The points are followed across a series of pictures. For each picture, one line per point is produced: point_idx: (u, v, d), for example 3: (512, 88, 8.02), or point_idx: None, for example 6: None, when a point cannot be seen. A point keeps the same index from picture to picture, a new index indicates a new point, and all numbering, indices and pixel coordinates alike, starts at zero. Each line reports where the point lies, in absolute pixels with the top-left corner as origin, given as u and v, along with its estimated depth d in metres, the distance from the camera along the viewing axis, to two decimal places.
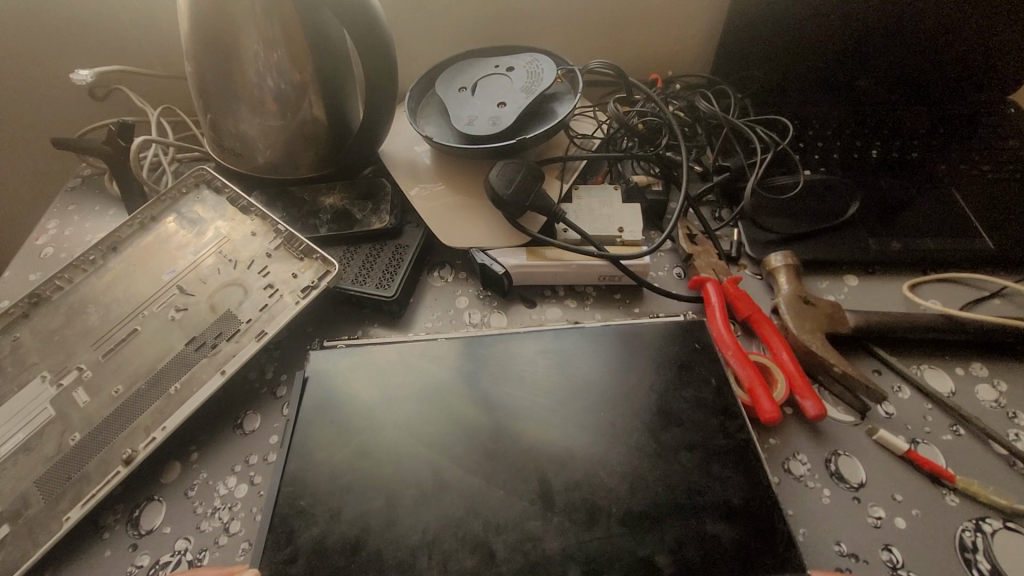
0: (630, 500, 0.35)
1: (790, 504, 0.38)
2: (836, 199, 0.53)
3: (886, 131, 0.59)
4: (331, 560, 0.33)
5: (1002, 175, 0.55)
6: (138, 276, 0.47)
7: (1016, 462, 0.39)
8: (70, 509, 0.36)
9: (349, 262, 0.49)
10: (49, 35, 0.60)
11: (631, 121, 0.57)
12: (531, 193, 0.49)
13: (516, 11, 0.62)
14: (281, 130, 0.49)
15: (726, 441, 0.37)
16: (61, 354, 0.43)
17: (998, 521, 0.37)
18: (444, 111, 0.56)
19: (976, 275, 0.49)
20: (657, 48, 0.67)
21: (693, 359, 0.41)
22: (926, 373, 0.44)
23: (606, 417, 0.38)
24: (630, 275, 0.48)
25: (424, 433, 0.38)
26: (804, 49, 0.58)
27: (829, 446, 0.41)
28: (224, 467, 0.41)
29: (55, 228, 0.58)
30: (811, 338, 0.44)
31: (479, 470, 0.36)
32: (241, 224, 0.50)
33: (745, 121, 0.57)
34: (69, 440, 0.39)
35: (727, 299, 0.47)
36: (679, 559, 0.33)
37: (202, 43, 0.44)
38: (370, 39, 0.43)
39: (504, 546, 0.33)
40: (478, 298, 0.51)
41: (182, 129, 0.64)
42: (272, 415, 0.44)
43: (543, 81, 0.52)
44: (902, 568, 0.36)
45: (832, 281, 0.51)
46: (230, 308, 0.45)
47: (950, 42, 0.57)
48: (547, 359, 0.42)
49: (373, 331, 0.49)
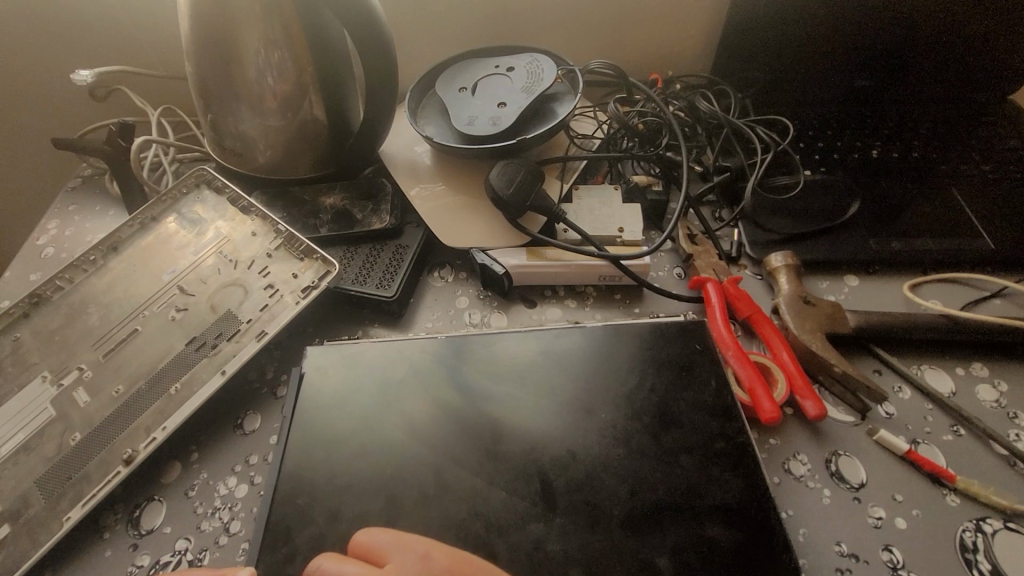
0: (632, 502, 0.35)
1: (790, 505, 0.38)
2: (837, 198, 0.53)
3: (885, 132, 0.59)
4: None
5: (1002, 175, 0.55)
6: (138, 276, 0.47)
7: (1016, 462, 0.39)
8: (71, 509, 0.36)
9: (349, 262, 0.49)
10: (49, 35, 0.60)
11: (631, 121, 0.57)
12: (531, 193, 0.49)
13: (516, 11, 0.62)
14: (281, 130, 0.49)
15: (726, 444, 0.37)
16: (61, 355, 0.43)
17: (999, 521, 0.37)
18: (444, 112, 0.56)
19: (976, 275, 0.49)
20: (658, 47, 0.67)
21: (694, 360, 0.41)
22: (926, 373, 0.44)
23: (606, 417, 0.38)
24: (630, 275, 0.48)
25: (426, 436, 0.38)
26: (806, 48, 0.58)
27: (830, 446, 0.41)
28: (224, 467, 0.41)
29: (55, 228, 0.58)
30: (811, 338, 0.44)
31: (480, 471, 0.36)
32: (241, 224, 0.50)
33: (745, 121, 0.57)
34: (69, 440, 0.39)
35: (727, 300, 0.47)
36: (681, 562, 0.33)
37: (201, 42, 0.44)
38: (370, 38, 0.43)
39: (505, 547, 0.33)
40: (478, 298, 0.51)
41: (182, 129, 0.64)
42: (272, 415, 0.44)
43: (543, 81, 0.52)
44: (902, 568, 0.36)
45: (833, 280, 0.51)
46: (229, 308, 0.45)
47: (952, 41, 0.57)
48: (548, 361, 0.42)
49: (373, 331, 0.49)
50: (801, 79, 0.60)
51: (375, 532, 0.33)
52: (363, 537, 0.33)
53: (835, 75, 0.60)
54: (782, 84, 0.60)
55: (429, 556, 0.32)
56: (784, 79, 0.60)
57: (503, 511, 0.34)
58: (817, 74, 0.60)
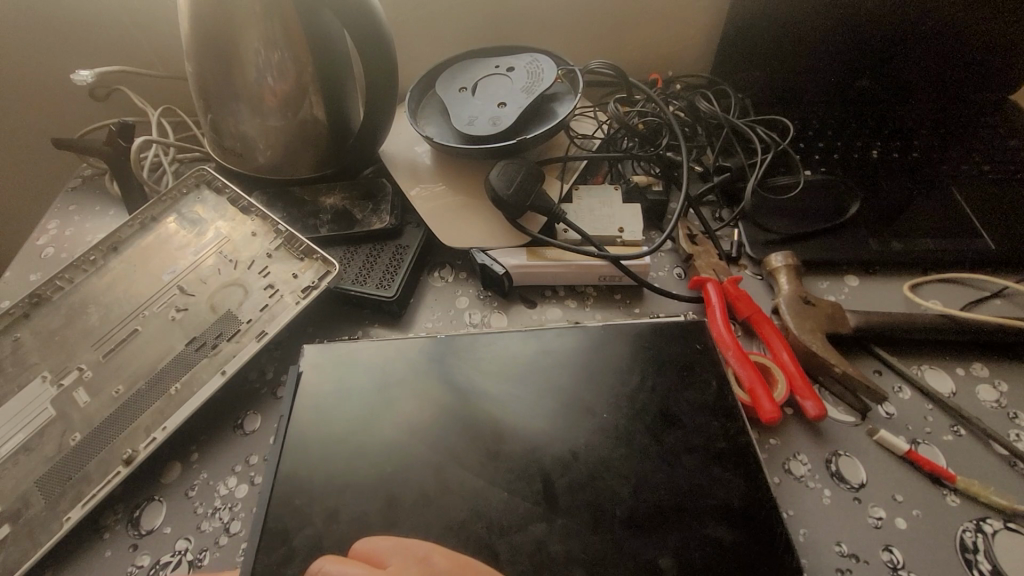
0: (632, 502, 0.35)
1: (790, 505, 0.38)
2: (837, 198, 0.53)
3: (885, 132, 0.59)
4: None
5: (1003, 175, 0.55)
6: (138, 276, 0.47)
7: (1016, 462, 0.39)
8: (71, 509, 0.36)
9: (349, 262, 0.49)
10: (49, 35, 0.60)
11: (631, 121, 0.57)
12: (531, 193, 0.49)
13: (516, 11, 0.62)
14: (281, 130, 0.49)
15: (727, 444, 0.37)
16: (61, 355, 0.43)
17: (999, 521, 0.37)
18: (444, 112, 0.56)
19: (976, 275, 0.49)
20: (658, 47, 0.67)
21: (694, 360, 0.41)
22: (926, 373, 0.44)
23: (607, 417, 0.38)
24: (630, 275, 0.48)
25: (426, 436, 0.38)
26: (806, 48, 0.58)
27: (830, 447, 0.41)
28: (224, 467, 0.41)
29: (55, 228, 0.58)
30: (811, 338, 0.44)
31: (481, 471, 0.36)
32: (241, 224, 0.50)
33: (745, 121, 0.57)
34: (69, 440, 0.39)
35: (727, 300, 0.47)
36: (681, 562, 0.33)
37: (201, 42, 0.44)
38: (371, 38, 0.43)
39: (506, 547, 0.33)
40: (478, 298, 0.51)
41: (182, 129, 0.64)
42: (272, 415, 0.44)
43: (543, 81, 0.52)
44: (902, 568, 0.36)
45: (833, 281, 0.51)
46: (230, 308, 0.45)
47: (952, 41, 0.57)
48: (548, 361, 0.42)
49: (373, 331, 0.49)
50: (802, 79, 0.60)
51: (374, 539, 0.34)
52: (362, 546, 0.33)
53: (836, 74, 0.60)
54: (783, 84, 0.60)
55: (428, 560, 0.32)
56: (784, 79, 0.60)
57: (503, 512, 0.34)
58: (818, 74, 0.60)
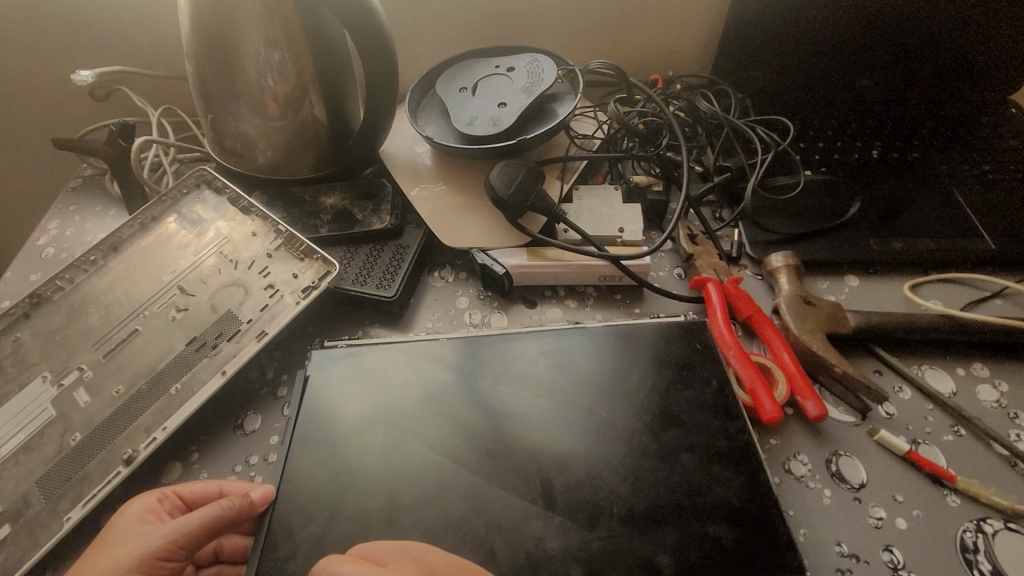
0: (631, 500, 0.35)
1: (791, 505, 0.38)
2: (837, 199, 0.53)
3: (885, 132, 0.59)
4: (261, 496, 0.35)
5: (1003, 175, 0.55)
6: (139, 276, 0.47)
7: (1017, 462, 0.39)
8: (71, 510, 0.36)
9: (349, 263, 0.49)
10: (46, 35, 0.60)
11: (631, 121, 0.57)
12: (531, 192, 0.49)
13: (516, 11, 0.62)
14: (281, 131, 0.49)
15: (727, 443, 0.37)
16: (62, 355, 0.43)
17: (999, 522, 0.37)
18: (445, 112, 0.56)
19: (976, 275, 0.49)
20: (658, 47, 0.67)
21: (694, 360, 0.41)
22: (926, 374, 0.44)
23: (607, 416, 0.38)
24: (630, 275, 0.48)
25: (427, 436, 0.38)
26: (807, 48, 0.58)
27: (830, 447, 0.41)
28: (225, 468, 0.41)
29: (55, 228, 0.58)
30: (811, 338, 0.44)
31: (480, 469, 0.36)
32: (241, 224, 0.50)
33: (745, 121, 0.57)
34: (69, 440, 0.39)
35: (727, 299, 0.47)
36: (680, 558, 0.33)
37: (201, 43, 0.44)
38: (370, 38, 0.43)
39: (503, 543, 0.33)
40: (478, 298, 0.51)
41: (182, 129, 0.64)
42: (272, 415, 0.44)
43: (544, 81, 0.52)
44: (902, 568, 0.36)
45: (833, 281, 0.51)
46: (230, 308, 0.45)
47: (953, 41, 0.57)
48: (548, 359, 0.42)
49: (373, 331, 0.49)
50: (801, 79, 0.60)
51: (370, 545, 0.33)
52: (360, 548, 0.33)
53: (836, 74, 0.59)
54: (782, 85, 0.60)
55: (424, 560, 0.31)
56: (784, 79, 0.60)
57: (501, 509, 0.34)
58: (818, 74, 0.60)
